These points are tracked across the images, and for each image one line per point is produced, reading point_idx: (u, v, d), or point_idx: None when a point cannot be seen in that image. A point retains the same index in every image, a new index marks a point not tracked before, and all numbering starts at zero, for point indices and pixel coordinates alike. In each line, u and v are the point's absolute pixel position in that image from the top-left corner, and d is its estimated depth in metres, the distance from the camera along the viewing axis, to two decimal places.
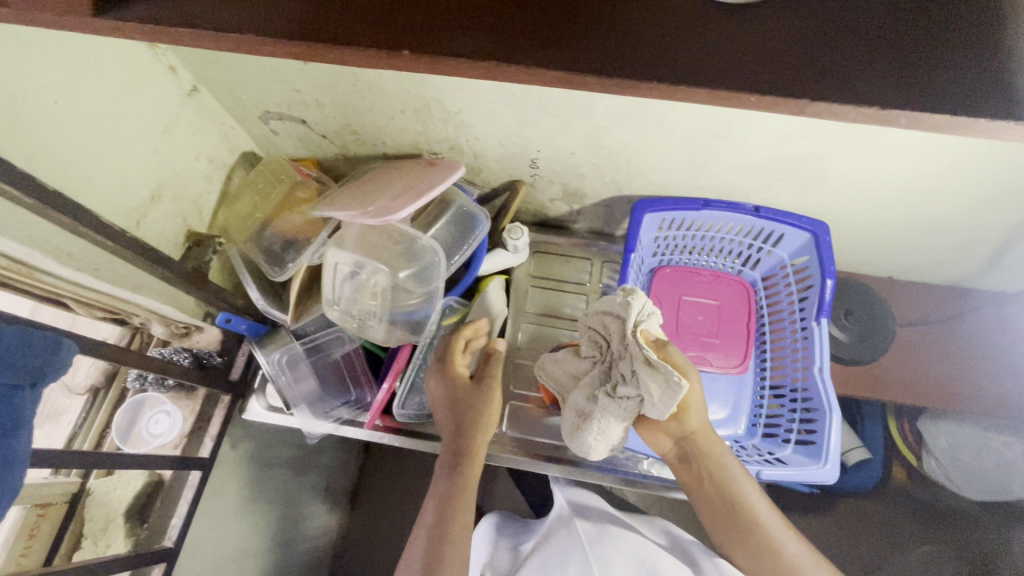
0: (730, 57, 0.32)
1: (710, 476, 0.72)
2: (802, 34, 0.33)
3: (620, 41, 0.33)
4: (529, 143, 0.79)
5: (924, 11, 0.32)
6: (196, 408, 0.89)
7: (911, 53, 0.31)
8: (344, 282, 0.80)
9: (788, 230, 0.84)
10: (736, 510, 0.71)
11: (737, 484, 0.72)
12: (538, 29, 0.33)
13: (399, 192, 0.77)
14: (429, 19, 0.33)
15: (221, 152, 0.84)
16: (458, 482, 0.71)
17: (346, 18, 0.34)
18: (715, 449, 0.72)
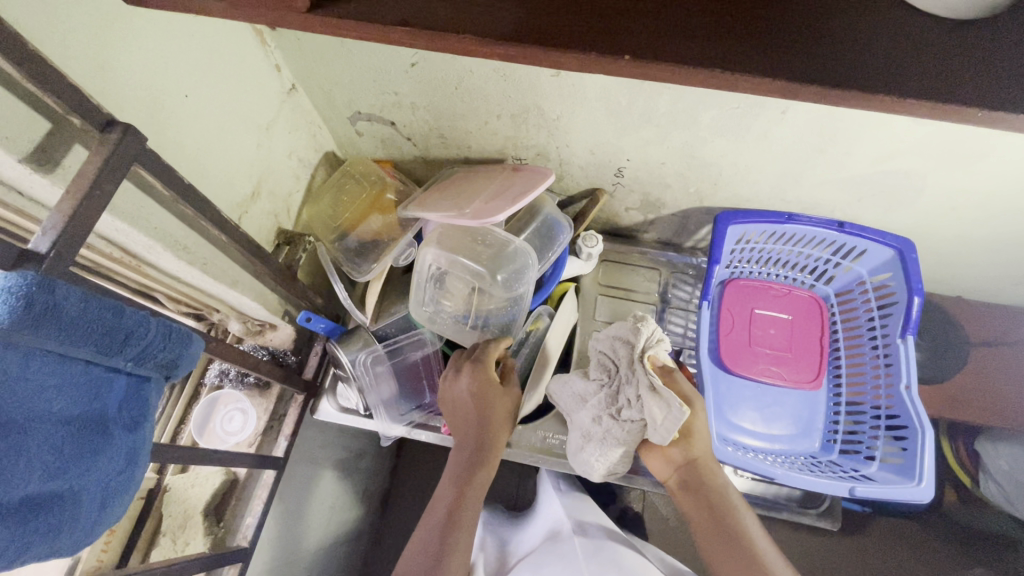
0: (956, 71, 0.32)
1: (706, 498, 0.70)
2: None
3: (844, 51, 0.33)
4: (619, 152, 0.80)
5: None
6: (269, 407, 0.88)
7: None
8: (431, 282, 0.79)
9: (871, 246, 0.84)
10: (731, 533, 0.66)
11: (736, 511, 0.68)
12: (760, 36, 0.33)
13: (493, 196, 0.77)
14: (649, 22, 0.34)
15: (308, 151, 0.85)
16: (462, 483, 0.72)
17: (567, 18, 0.34)
18: (716, 477, 0.72)
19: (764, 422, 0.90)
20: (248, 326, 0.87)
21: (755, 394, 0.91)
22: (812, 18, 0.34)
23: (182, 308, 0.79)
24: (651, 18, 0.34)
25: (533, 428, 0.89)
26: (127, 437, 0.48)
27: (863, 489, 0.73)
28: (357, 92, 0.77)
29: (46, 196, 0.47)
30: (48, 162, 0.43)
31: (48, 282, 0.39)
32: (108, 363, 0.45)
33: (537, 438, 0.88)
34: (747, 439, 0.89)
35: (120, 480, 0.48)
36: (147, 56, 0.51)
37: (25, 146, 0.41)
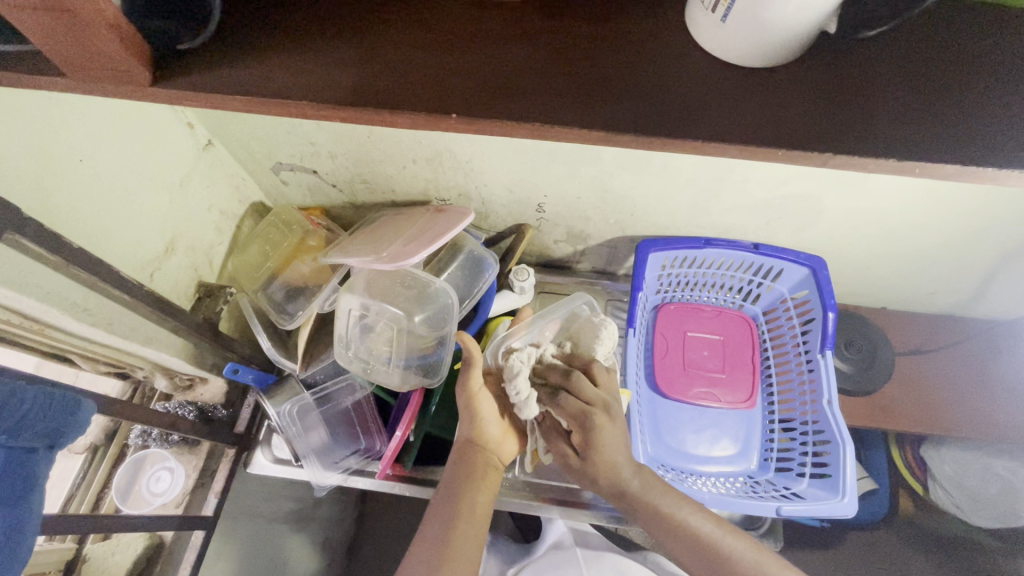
0: (767, 114, 0.35)
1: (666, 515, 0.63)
2: (825, 91, 0.35)
3: (663, 102, 0.35)
4: (536, 189, 0.82)
5: (934, 70, 0.35)
6: (199, 464, 0.86)
7: (930, 107, 0.34)
8: (355, 326, 0.79)
9: (786, 266, 0.87)
10: (694, 543, 0.62)
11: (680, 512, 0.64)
12: (584, 94, 0.35)
13: (411, 238, 0.78)
14: (476, 87, 0.36)
15: (231, 203, 0.85)
16: (453, 499, 0.64)
17: (401, 85, 0.36)
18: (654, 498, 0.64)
19: (704, 446, 0.90)
20: (176, 381, 0.84)
21: (692, 416, 0.91)
22: (631, 75, 0.36)
23: (102, 366, 0.76)
24: (479, 81, 0.36)
25: None
26: (6, 514, 0.46)
27: (791, 509, 0.76)
28: (274, 146, 0.78)
29: None
30: None
31: None
32: None
33: None
34: (686, 463, 0.89)
35: None
36: (32, 128, 0.51)
37: None
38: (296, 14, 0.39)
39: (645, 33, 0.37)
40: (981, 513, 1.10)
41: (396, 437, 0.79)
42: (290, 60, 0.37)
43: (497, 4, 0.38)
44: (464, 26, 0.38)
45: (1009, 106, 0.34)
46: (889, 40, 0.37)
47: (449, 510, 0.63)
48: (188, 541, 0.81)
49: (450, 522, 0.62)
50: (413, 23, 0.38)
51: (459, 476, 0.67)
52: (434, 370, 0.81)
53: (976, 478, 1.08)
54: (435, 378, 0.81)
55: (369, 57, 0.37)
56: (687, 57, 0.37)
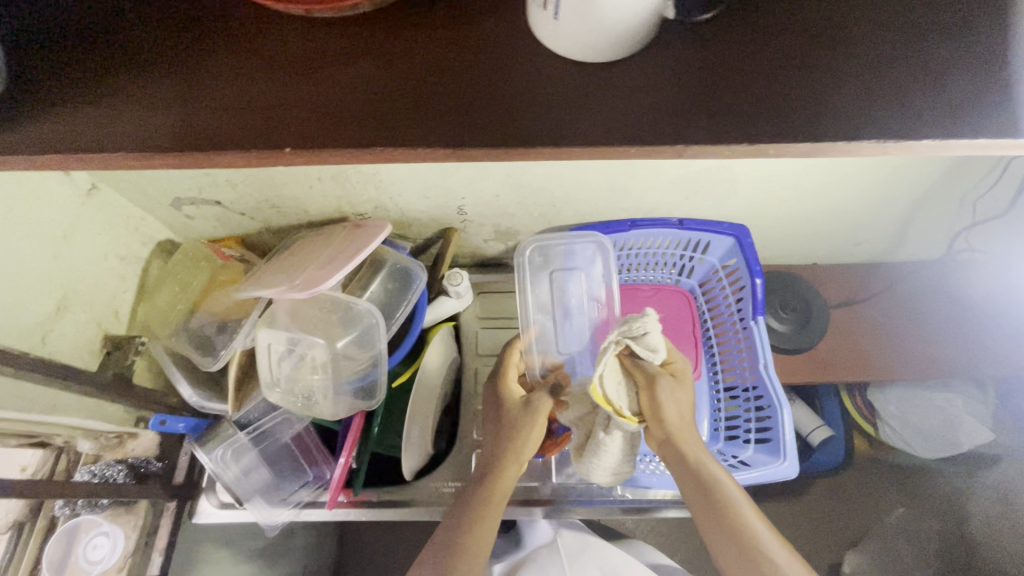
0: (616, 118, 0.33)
1: (709, 504, 0.60)
2: (661, 85, 0.35)
3: (510, 116, 0.33)
4: (453, 193, 0.80)
5: (753, 53, 0.36)
6: (139, 523, 0.81)
7: (767, 98, 0.34)
8: (282, 361, 0.76)
9: (712, 237, 0.88)
10: (744, 550, 0.57)
11: (728, 497, 0.60)
12: (425, 113, 0.33)
13: (326, 260, 0.75)
14: (315, 116, 0.33)
15: (133, 246, 0.80)
16: (469, 514, 0.63)
17: (230, 124, 0.34)
18: (711, 476, 0.62)
19: None
20: (102, 440, 0.79)
21: None
22: (479, 87, 0.34)
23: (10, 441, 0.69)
24: (320, 113, 0.33)
25: (427, 480, 0.87)
26: None
27: (741, 475, 0.78)
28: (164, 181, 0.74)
29: None
30: None
31: None
32: None
33: (431, 489, 0.87)
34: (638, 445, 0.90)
35: None
36: None
37: None
38: (117, 57, 0.36)
39: (488, 35, 0.35)
40: (926, 445, 1.16)
41: (341, 463, 0.77)
42: (117, 110, 0.35)
43: (329, 23, 0.36)
44: (296, 50, 0.36)
45: (830, 98, 0.35)
46: (719, 26, 0.36)
47: (461, 523, 0.63)
48: None
49: (459, 541, 0.61)
50: (238, 57, 0.35)
51: (478, 489, 0.66)
52: (371, 392, 0.78)
53: (916, 413, 1.14)
54: (374, 400, 0.77)
55: (203, 94, 0.35)
56: (519, 56, 0.35)
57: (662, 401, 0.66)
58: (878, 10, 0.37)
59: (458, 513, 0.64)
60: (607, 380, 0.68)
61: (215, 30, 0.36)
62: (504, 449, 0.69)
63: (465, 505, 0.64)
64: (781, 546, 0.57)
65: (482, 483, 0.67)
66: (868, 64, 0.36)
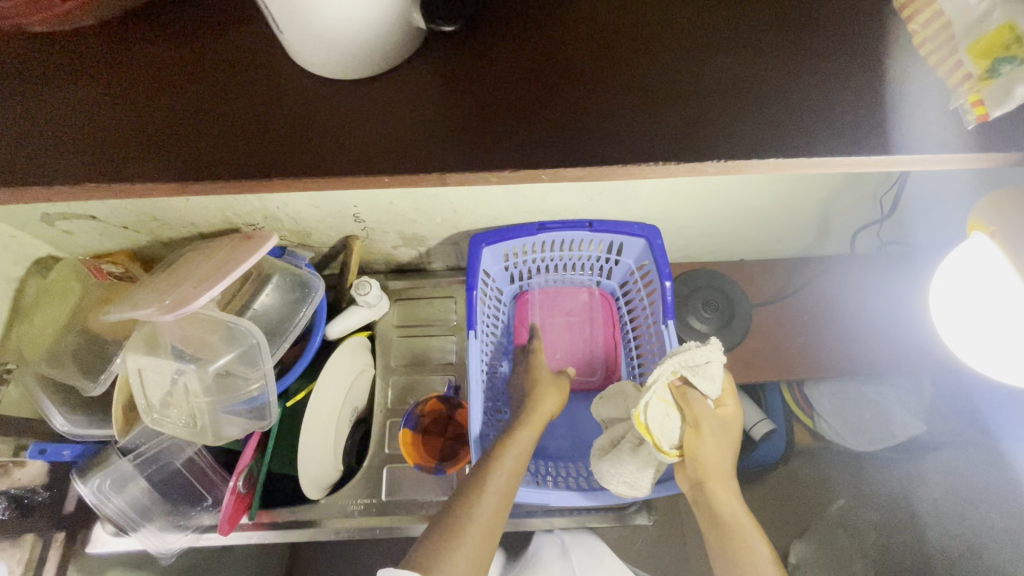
0: (396, 158, 0.47)
1: (718, 531, 0.65)
2: (381, 131, 0.49)
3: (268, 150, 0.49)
4: (343, 202, 0.76)
5: (452, 100, 0.49)
6: (25, 555, 0.76)
7: (456, 140, 0.48)
8: (163, 386, 0.72)
9: (624, 239, 0.84)
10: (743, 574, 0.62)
11: (739, 526, 0.65)
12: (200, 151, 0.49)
13: (203, 277, 0.71)
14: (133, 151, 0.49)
15: (1, 266, 0.75)
16: (467, 506, 0.64)
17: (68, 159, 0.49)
18: (722, 509, 0.66)
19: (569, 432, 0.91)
20: None
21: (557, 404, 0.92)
22: (245, 125, 0.49)
23: None
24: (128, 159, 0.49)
25: (336, 500, 0.85)
26: None
27: (654, 489, 0.74)
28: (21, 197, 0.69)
29: None
30: None
31: None
32: None
33: (340, 508, 0.85)
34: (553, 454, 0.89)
35: None
36: None
37: None
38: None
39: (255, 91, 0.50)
40: (860, 438, 1.15)
41: (228, 489, 0.72)
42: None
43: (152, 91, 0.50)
44: (117, 108, 0.50)
45: (529, 143, 0.48)
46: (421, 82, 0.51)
47: (454, 518, 0.63)
48: None
49: (451, 533, 0.62)
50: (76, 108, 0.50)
51: (479, 482, 0.67)
52: (260, 412, 0.74)
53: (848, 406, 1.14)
54: (267, 419, 0.75)
55: (83, 136, 0.49)
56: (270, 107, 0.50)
57: (699, 442, 0.66)
58: (596, 81, 0.49)
59: (458, 505, 0.64)
60: (653, 409, 0.68)
61: (96, 86, 0.51)
62: (514, 452, 0.70)
63: (466, 498, 0.64)
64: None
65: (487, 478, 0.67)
66: (599, 118, 0.48)
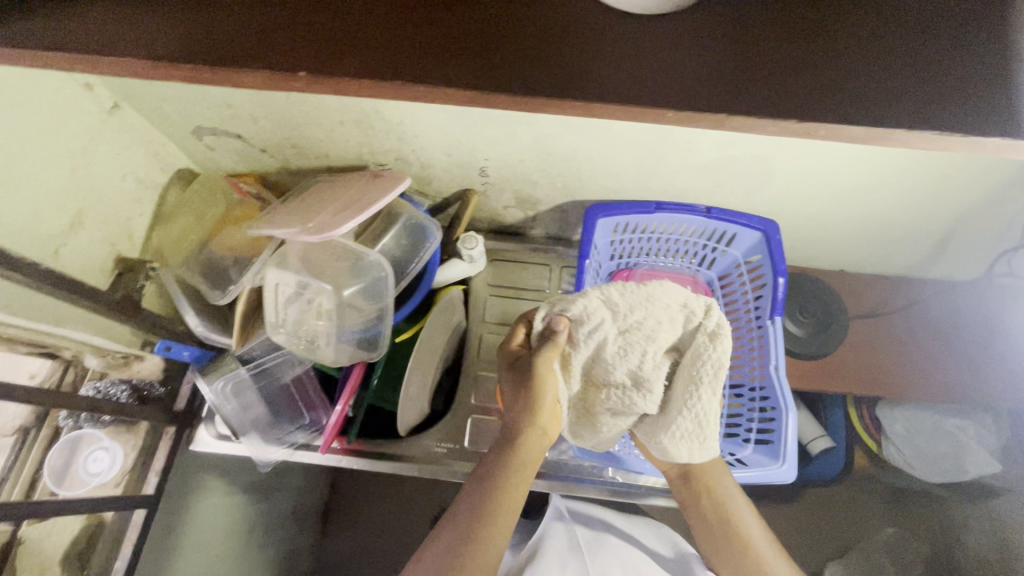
0: (621, 72, 0.43)
1: (717, 514, 0.71)
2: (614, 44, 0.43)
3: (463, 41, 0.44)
4: (476, 153, 0.78)
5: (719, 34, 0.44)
6: (137, 442, 0.83)
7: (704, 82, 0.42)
8: (290, 303, 0.76)
9: (739, 229, 0.84)
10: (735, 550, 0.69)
11: (732, 508, 0.71)
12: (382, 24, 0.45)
13: (343, 207, 0.74)
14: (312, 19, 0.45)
15: (152, 171, 0.80)
16: (489, 492, 0.58)
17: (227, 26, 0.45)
18: (715, 491, 0.71)
19: None
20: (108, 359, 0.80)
21: None
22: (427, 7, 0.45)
23: None
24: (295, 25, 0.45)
25: (421, 439, 0.88)
26: None
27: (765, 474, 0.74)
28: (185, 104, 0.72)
29: None
30: None
31: None
32: None
33: (424, 448, 0.88)
34: None
35: None
36: None
37: None
38: None
39: None
40: (930, 469, 1.13)
41: (336, 411, 0.78)
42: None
43: None
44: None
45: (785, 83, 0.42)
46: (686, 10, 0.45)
47: (477, 509, 0.57)
48: (130, 520, 0.79)
49: (474, 527, 0.56)
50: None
51: (499, 464, 0.60)
52: (374, 343, 0.79)
53: (926, 436, 1.11)
54: (377, 351, 0.79)
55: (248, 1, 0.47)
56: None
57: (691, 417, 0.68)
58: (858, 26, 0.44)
59: (488, 496, 0.58)
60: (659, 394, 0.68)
61: None
62: (535, 429, 0.62)
63: (488, 485, 0.58)
64: (773, 551, 0.69)
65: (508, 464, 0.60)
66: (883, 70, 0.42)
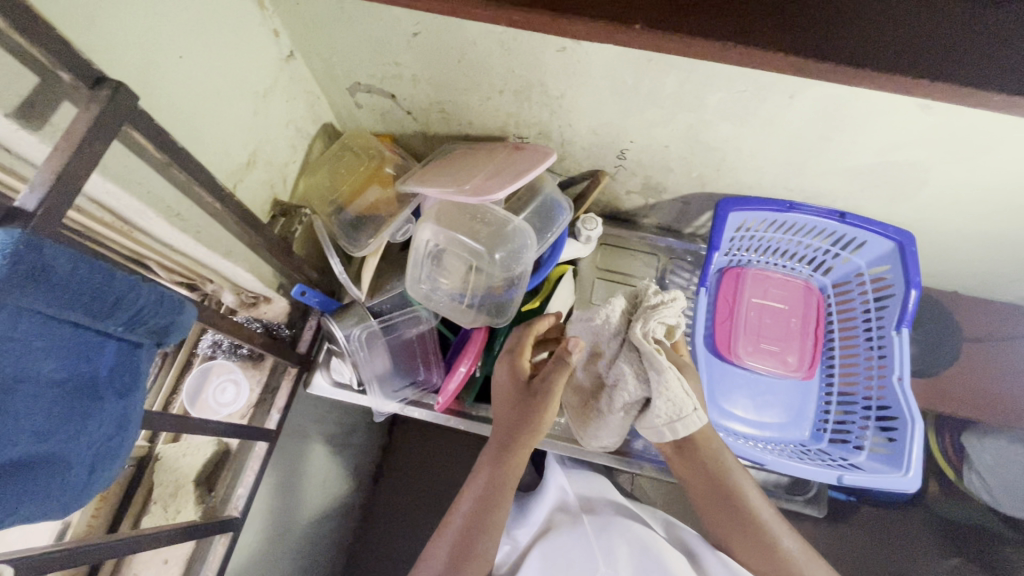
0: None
1: (721, 489, 0.70)
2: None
3: None
4: (623, 134, 0.79)
5: None
6: (263, 380, 0.87)
7: None
8: (431, 258, 0.77)
9: (870, 237, 0.84)
10: (748, 527, 0.69)
11: (739, 484, 0.70)
12: None
13: (494, 172, 0.76)
14: None
15: (306, 121, 0.83)
16: (488, 504, 0.65)
17: None
18: (720, 457, 0.70)
19: (755, 410, 0.90)
20: (242, 297, 0.85)
21: (747, 382, 0.92)
22: None
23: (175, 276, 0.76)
24: None
25: None
26: (117, 404, 0.48)
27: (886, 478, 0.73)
28: (355, 60, 0.75)
29: (30, 151, 0.45)
30: (36, 118, 0.42)
31: (37, 242, 0.37)
32: (98, 327, 0.44)
33: None
34: (739, 426, 0.90)
35: (111, 445, 0.48)
36: (145, 15, 0.49)
37: (9, 99, 0.40)
38: None
39: None
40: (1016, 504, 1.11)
41: (460, 370, 0.80)
42: None
43: None
44: None
45: None
46: None
47: (473, 518, 0.64)
48: (252, 450, 0.83)
49: (472, 534, 0.64)
50: None
51: (494, 476, 0.66)
52: (499, 310, 0.80)
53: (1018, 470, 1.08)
54: (501, 318, 0.80)
55: None
56: None
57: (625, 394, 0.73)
58: None
59: (483, 514, 0.65)
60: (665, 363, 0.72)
61: None
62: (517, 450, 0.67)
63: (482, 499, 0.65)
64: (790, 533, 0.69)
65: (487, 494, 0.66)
66: None
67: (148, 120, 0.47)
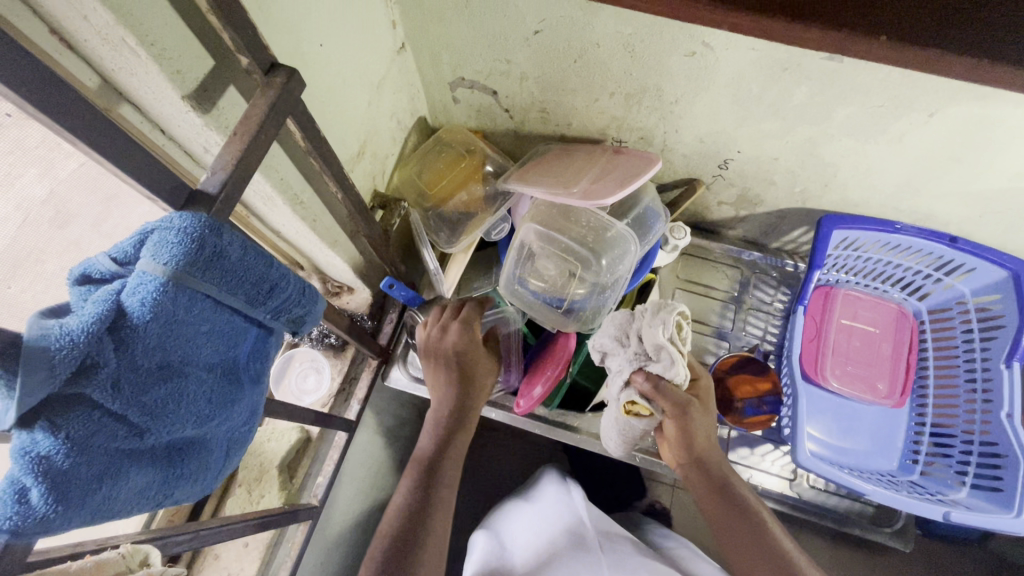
0: None
1: (718, 490, 0.63)
2: None
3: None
4: (731, 144, 0.77)
5: None
6: (344, 369, 0.86)
7: None
8: (530, 258, 0.77)
9: (981, 265, 0.80)
10: (750, 525, 0.60)
11: (738, 487, 0.64)
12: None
13: (600, 176, 0.74)
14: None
15: (405, 115, 0.83)
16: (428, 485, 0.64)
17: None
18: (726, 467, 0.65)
19: (840, 434, 0.88)
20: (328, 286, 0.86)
21: (832, 406, 0.89)
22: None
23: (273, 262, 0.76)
24: None
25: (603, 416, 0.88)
26: (252, 391, 0.47)
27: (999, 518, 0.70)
28: (465, 58, 0.74)
29: (190, 135, 0.46)
30: (207, 101, 0.42)
31: (217, 225, 0.37)
32: (250, 314, 0.43)
33: None
34: (824, 451, 0.87)
35: (244, 431, 0.48)
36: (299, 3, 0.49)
37: (191, 83, 0.40)
38: None
39: None
40: None
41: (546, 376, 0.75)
42: None
43: None
44: None
45: None
46: None
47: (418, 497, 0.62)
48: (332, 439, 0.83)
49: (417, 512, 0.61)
50: None
51: (436, 460, 0.67)
52: (593, 318, 0.77)
53: None
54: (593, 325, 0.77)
55: None
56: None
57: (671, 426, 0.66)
58: None
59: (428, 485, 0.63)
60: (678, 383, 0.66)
61: None
62: (450, 431, 0.70)
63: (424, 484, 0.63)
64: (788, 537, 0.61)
65: (445, 474, 0.66)
66: None
67: (302, 109, 0.47)
